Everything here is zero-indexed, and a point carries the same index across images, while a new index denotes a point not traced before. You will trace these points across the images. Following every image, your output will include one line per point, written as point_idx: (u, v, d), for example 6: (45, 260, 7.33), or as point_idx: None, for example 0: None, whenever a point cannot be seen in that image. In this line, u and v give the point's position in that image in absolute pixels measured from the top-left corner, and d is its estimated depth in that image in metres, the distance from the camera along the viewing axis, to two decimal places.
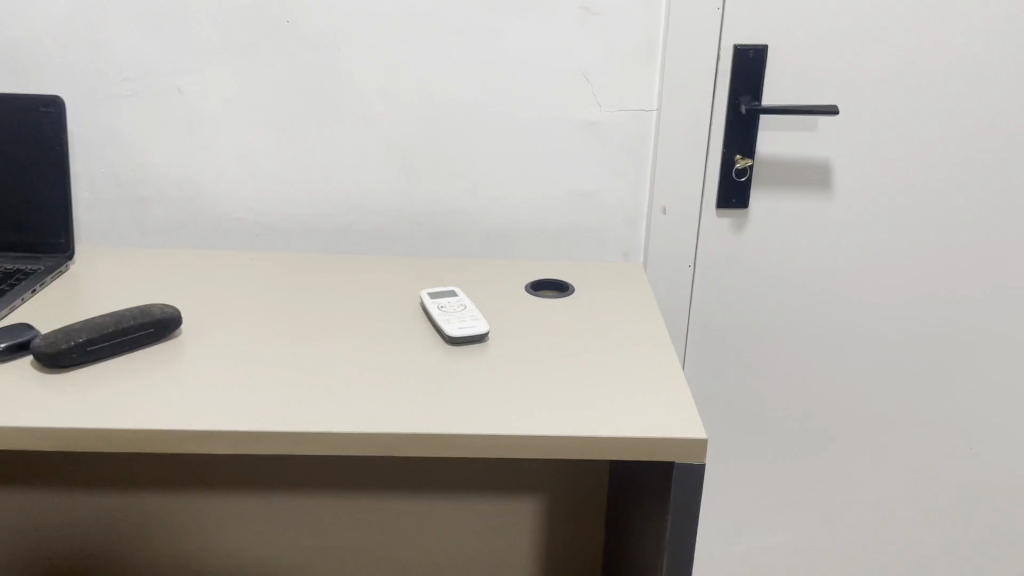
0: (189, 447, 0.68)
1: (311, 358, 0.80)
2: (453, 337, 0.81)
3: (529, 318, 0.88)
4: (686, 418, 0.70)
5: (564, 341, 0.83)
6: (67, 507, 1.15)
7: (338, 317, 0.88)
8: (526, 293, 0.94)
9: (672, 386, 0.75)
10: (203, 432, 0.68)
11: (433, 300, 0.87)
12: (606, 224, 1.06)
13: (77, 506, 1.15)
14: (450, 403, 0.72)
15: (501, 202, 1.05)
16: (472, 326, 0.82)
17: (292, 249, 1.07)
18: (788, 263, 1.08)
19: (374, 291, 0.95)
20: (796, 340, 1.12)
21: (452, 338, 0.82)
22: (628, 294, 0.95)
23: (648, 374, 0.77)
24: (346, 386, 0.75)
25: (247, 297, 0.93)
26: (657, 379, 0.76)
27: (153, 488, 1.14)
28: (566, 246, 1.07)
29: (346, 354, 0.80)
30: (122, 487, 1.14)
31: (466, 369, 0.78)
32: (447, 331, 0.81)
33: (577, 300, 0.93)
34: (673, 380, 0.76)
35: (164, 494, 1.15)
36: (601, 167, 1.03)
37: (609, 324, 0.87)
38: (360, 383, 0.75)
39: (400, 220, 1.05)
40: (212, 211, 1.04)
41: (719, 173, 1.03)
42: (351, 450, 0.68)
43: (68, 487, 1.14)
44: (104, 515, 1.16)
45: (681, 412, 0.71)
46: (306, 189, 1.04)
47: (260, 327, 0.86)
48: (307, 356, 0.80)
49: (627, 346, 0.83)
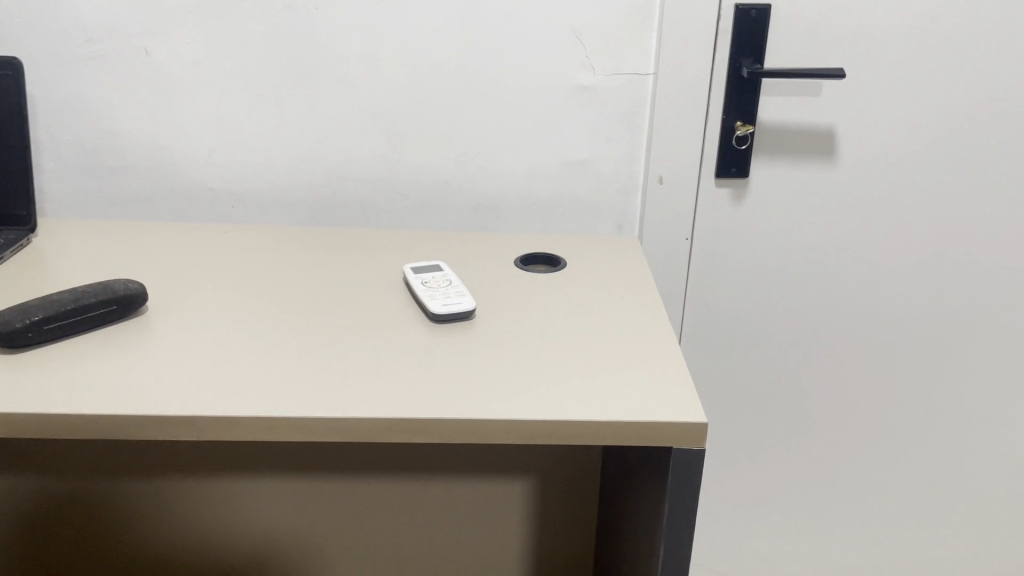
0: (154, 432, 0.63)
1: (286, 336, 0.75)
2: (437, 315, 0.76)
3: (518, 294, 0.83)
4: (688, 400, 0.65)
5: (555, 318, 0.79)
6: (43, 492, 1.11)
7: (317, 293, 0.84)
8: (516, 267, 0.89)
9: (671, 366, 0.71)
10: (166, 418, 0.63)
11: (415, 276, 0.82)
12: (600, 195, 1.01)
13: (51, 487, 1.11)
14: (435, 386, 0.67)
15: (490, 172, 1.00)
16: (456, 304, 0.77)
17: (270, 221, 1.02)
18: (790, 236, 1.03)
19: (355, 265, 0.90)
20: (796, 317, 1.08)
21: (436, 316, 0.76)
22: (624, 269, 0.90)
23: (644, 353, 0.73)
24: (322, 367, 0.70)
25: (220, 273, 0.87)
26: (655, 359, 0.72)
27: (131, 470, 1.10)
28: (558, 219, 1.02)
29: (322, 333, 0.76)
30: (98, 469, 1.10)
31: (450, 349, 0.73)
32: (430, 309, 0.76)
33: (569, 275, 0.88)
34: (671, 360, 0.72)
35: (141, 476, 1.10)
36: (595, 135, 0.98)
37: (602, 301, 0.82)
38: (337, 364, 0.71)
39: (383, 190, 1.00)
40: (186, 182, 0.99)
41: (719, 140, 0.97)
42: (326, 437, 0.64)
43: (43, 472, 1.10)
44: (81, 501, 1.12)
45: (682, 394, 0.66)
46: (285, 159, 0.99)
47: (233, 304, 0.81)
48: (282, 335, 0.75)
49: (621, 324, 0.78)
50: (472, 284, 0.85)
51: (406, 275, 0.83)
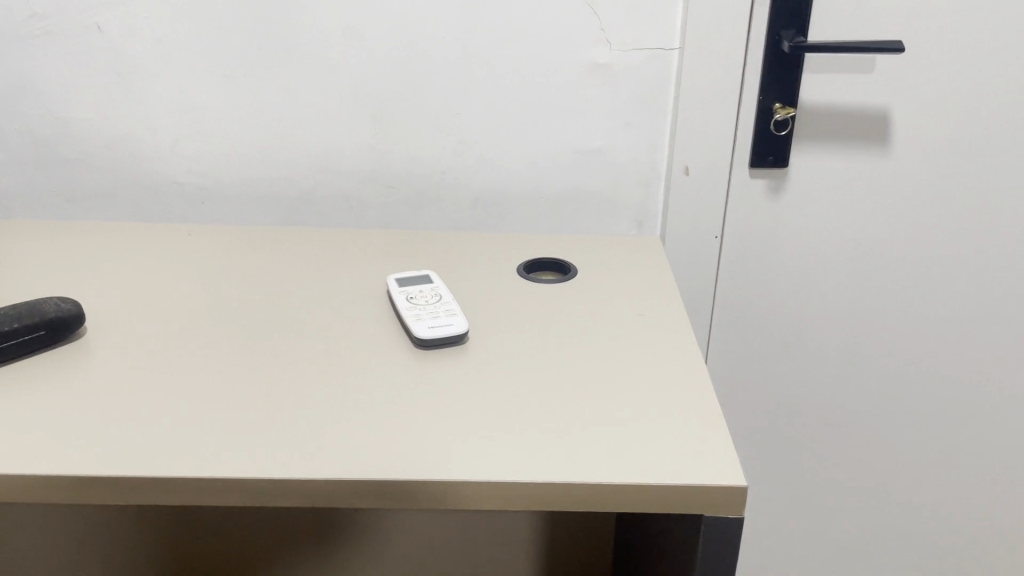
0: (71, 496, 0.52)
1: (244, 359, 0.64)
2: (422, 340, 0.64)
3: (521, 305, 0.71)
4: (726, 451, 0.52)
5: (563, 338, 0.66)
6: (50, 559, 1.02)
7: (287, 304, 0.72)
8: (518, 275, 0.76)
9: (702, 399, 0.58)
10: (84, 479, 0.51)
11: (400, 291, 0.69)
12: (617, 188, 0.89)
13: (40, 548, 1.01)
14: (414, 430, 0.55)
15: (493, 161, 0.88)
16: (444, 326, 0.64)
17: (247, 219, 0.90)
18: (833, 231, 0.91)
19: (336, 270, 0.78)
20: (839, 322, 0.96)
21: (420, 341, 0.64)
22: (648, 273, 0.76)
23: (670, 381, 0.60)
24: (282, 401, 0.59)
25: (178, 283, 0.76)
26: (684, 390, 0.59)
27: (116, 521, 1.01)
28: (569, 214, 0.90)
29: (287, 355, 0.64)
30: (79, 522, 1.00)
31: (436, 377, 0.61)
32: (414, 332, 0.64)
33: (582, 280, 0.75)
34: (703, 389, 0.59)
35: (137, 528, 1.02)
36: (611, 119, 0.86)
37: (619, 311, 0.70)
38: (301, 397, 0.59)
39: (372, 183, 0.89)
40: (150, 175, 0.88)
41: (754, 124, 0.85)
42: (278, 502, 0.52)
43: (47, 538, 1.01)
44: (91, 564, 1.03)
45: (718, 441, 0.53)
46: (259, 149, 0.87)
47: (188, 319, 0.70)
48: (240, 358, 0.64)
49: (642, 341, 0.65)
50: (466, 292, 0.73)
51: (390, 286, 0.70)
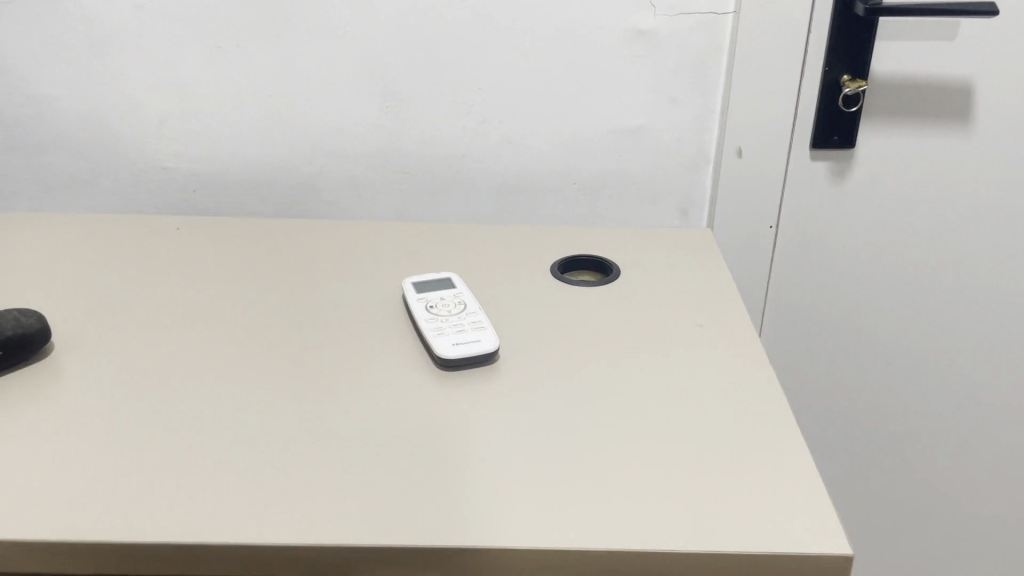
0: (20, 564, 0.42)
1: (235, 379, 0.54)
2: (445, 360, 0.54)
3: (555, 316, 0.61)
4: (824, 507, 0.43)
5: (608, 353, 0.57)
6: None
7: (287, 310, 0.63)
8: (553, 277, 0.66)
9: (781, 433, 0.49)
10: (35, 544, 0.42)
11: (418, 299, 0.59)
12: (658, 173, 0.79)
13: None
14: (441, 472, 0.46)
15: (519, 143, 0.78)
16: (470, 343, 0.55)
17: (243, 209, 0.81)
18: (903, 221, 0.80)
19: (343, 268, 0.68)
20: (905, 321, 0.86)
21: (444, 361, 0.54)
22: (701, 272, 0.67)
23: (742, 411, 0.51)
24: (282, 431, 0.49)
25: (162, 286, 0.66)
26: (757, 422, 0.50)
27: None
28: (604, 203, 0.80)
29: (286, 374, 0.55)
30: None
31: (462, 402, 0.52)
32: (435, 351, 0.54)
33: (625, 285, 0.65)
34: (782, 422, 0.50)
35: None
36: (654, 94, 0.75)
37: (669, 322, 0.60)
38: (304, 426, 0.50)
39: (383, 169, 0.79)
40: (134, 159, 0.78)
41: (818, 99, 0.74)
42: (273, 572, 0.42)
43: None
44: None
45: (812, 492, 0.44)
46: (256, 130, 0.77)
47: (172, 330, 0.60)
48: (231, 378, 0.55)
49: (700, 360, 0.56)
50: (493, 301, 0.64)
51: (405, 291, 0.61)
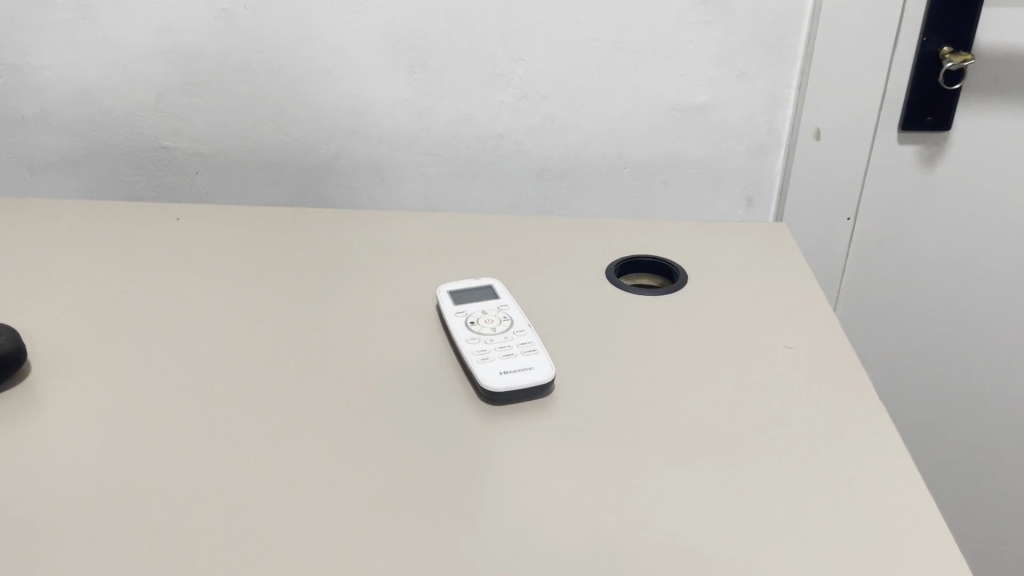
0: None
1: (245, 406, 0.46)
2: (493, 394, 0.45)
3: (617, 332, 0.53)
4: None
5: (681, 379, 0.49)
6: None
7: (304, 317, 0.54)
8: (609, 281, 0.58)
9: (905, 506, 0.41)
10: None
11: (455, 313, 0.50)
12: (722, 156, 0.70)
13: None
14: (500, 549, 0.38)
15: (565, 123, 0.68)
16: (520, 371, 0.46)
17: (254, 193, 0.72)
18: (998, 213, 0.71)
19: (367, 265, 0.60)
20: (992, 324, 0.77)
21: (489, 395, 0.45)
22: (782, 285, 0.58)
23: (854, 471, 0.43)
24: (303, 479, 0.41)
25: (163, 284, 0.58)
26: (872, 487, 0.41)
27: None
28: (658, 189, 0.71)
29: (304, 397, 0.47)
30: None
31: (516, 446, 0.43)
32: (482, 383, 0.45)
33: (695, 295, 0.57)
34: (902, 487, 0.42)
35: None
36: (722, 68, 0.66)
37: (751, 347, 0.52)
38: (329, 473, 0.42)
39: (411, 150, 0.70)
40: (129, 138, 0.69)
41: (913, 75, 0.64)
42: None
43: None
44: None
45: None
46: (267, 104, 0.68)
47: (173, 338, 0.52)
48: (239, 403, 0.46)
49: (794, 398, 0.48)
50: (544, 310, 0.55)
51: (440, 301, 0.52)
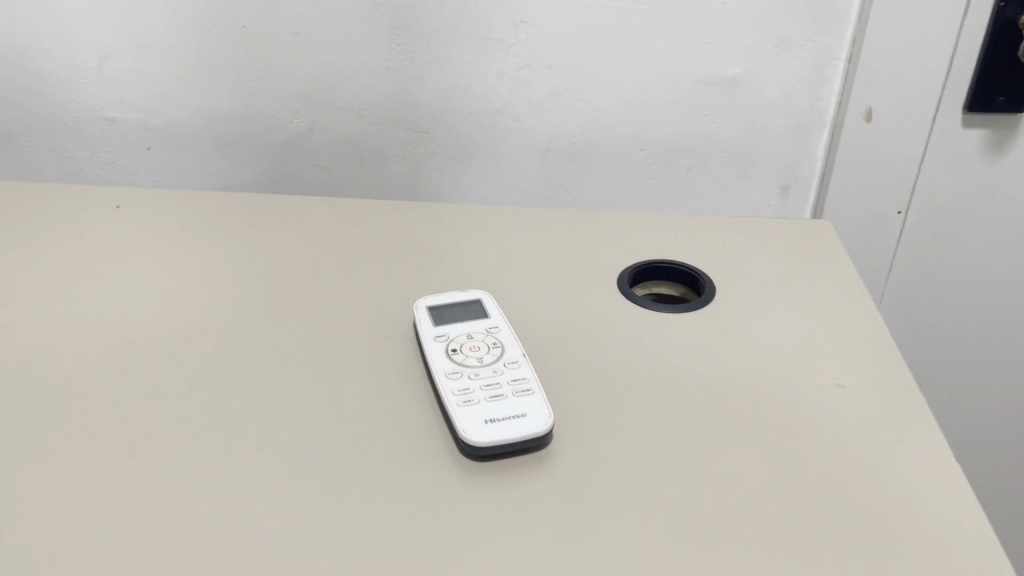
0: None
1: (169, 448, 0.36)
2: (474, 450, 0.36)
3: (632, 357, 0.43)
4: None
5: (711, 418, 0.39)
6: None
7: (253, 328, 0.44)
8: (620, 291, 0.48)
9: None
10: None
11: (434, 339, 0.41)
12: (756, 138, 0.60)
13: None
14: None
15: (573, 98, 0.59)
16: (509, 418, 0.36)
17: (215, 171, 0.62)
18: None
19: (336, 262, 0.50)
20: None
21: (469, 449, 0.36)
22: (828, 298, 0.49)
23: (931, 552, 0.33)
24: (241, 549, 0.32)
25: (88, 284, 0.47)
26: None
27: None
28: (680, 175, 0.62)
29: (245, 436, 0.37)
30: None
31: (508, 506, 0.34)
32: (460, 433, 0.36)
33: (725, 310, 0.47)
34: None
35: None
36: (760, 35, 0.56)
37: (795, 379, 0.42)
38: (266, 545, 0.32)
39: (394, 125, 0.60)
40: (68, 107, 0.59)
41: (985, 47, 0.54)
42: None
43: None
44: None
45: None
46: (226, 71, 0.57)
47: (91, 357, 0.42)
48: (162, 447, 0.37)
49: (850, 444, 0.38)
50: (543, 327, 0.45)
51: (417, 319, 0.43)
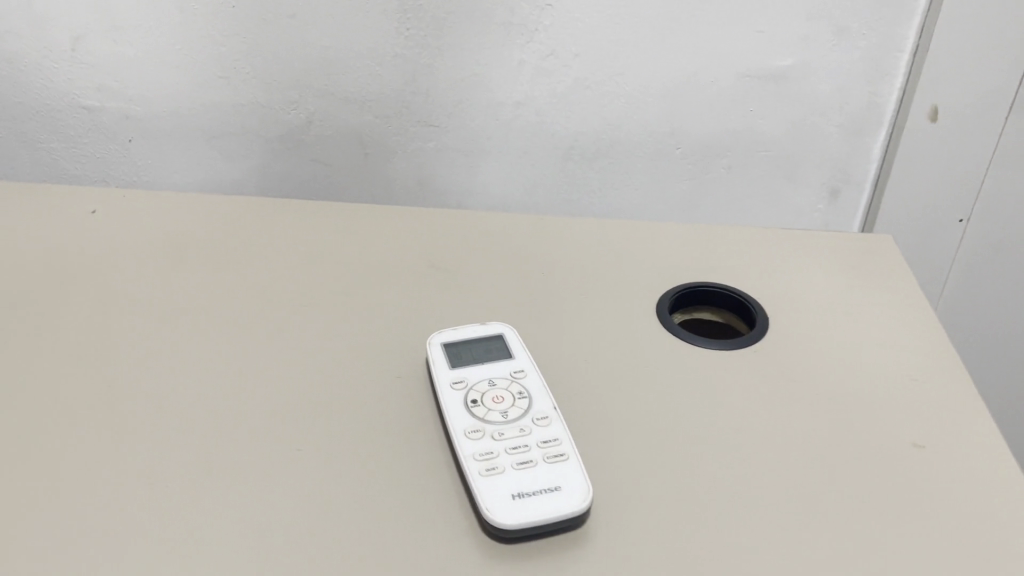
0: None
1: (144, 522, 0.31)
2: (501, 532, 0.30)
3: (679, 403, 0.37)
4: None
5: (775, 479, 0.34)
6: None
7: (240, 364, 0.38)
8: (660, 321, 0.42)
9: None
10: None
11: (451, 387, 0.36)
12: (806, 137, 0.54)
13: None
14: None
15: (602, 89, 0.53)
16: (541, 493, 0.31)
17: (204, 165, 0.55)
18: None
19: (338, 279, 0.44)
20: None
21: (494, 530, 0.31)
22: (895, 328, 0.43)
23: None
24: None
25: (53, 311, 0.40)
26: None
27: None
28: (719, 175, 0.56)
29: (233, 505, 0.31)
30: None
31: None
32: (485, 513, 0.31)
33: (782, 345, 0.41)
34: None
35: None
36: (816, 23, 0.50)
37: (868, 432, 0.36)
38: None
39: (403, 117, 0.54)
40: (40, 94, 0.51)
41: None
42: None
43: None
44: None
45: None
46: (215, 56, 0.50)
47: (54, 406, 0.35)
48: (136, 520, 0.31)
49: (940, 514, 0.33)
50: (573, 363, 0.39)
51: (431, 358, 0.37)
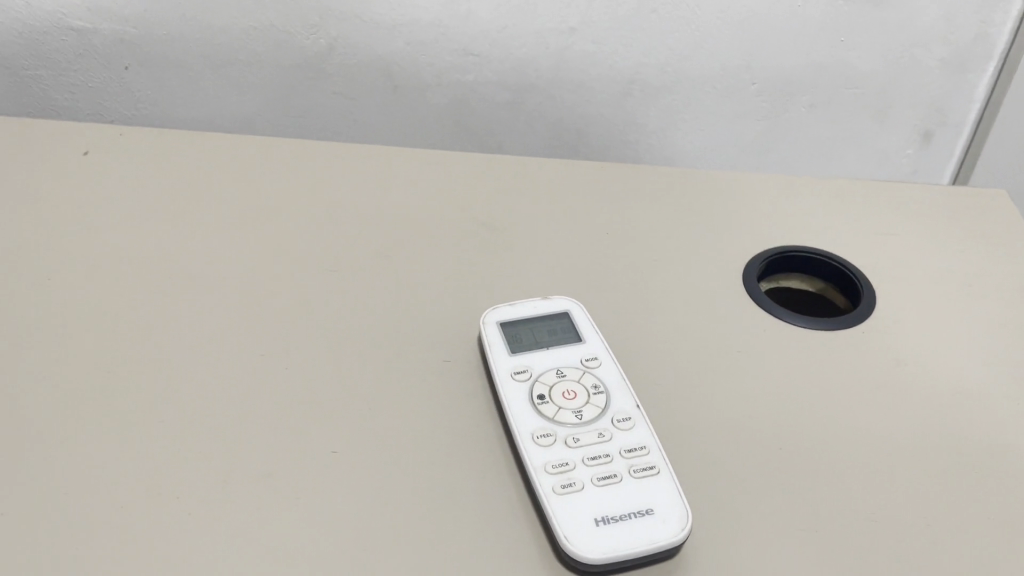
0: None
1: (152, 540, 0.25)
2: (586, 565, 0.25)
3: (773, 397, 0.32)
4: None
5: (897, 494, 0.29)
6: None
7: (258, 338, 0.32)
8: (750, 290, 0.37)
9: None
10: None
11: (513, 377, 0.30)
12: (900, 70, 0.51)
13: None
14: None
15: (674, 13, 0.46)
16: (629, 515, 0.26)
17: (212, 97, 0.48)
18: None
19: (366, 237, 0.38)
20: None
21: (576, 563, 0.25)
22: (1006, 310, 0.37)
23: None
24: None
25: (38, 273, 0.34)
26: None
27: None
28: (799, 115, 0.53)
29: (260, 518, 0.26)
30: None
31: None
32: (567, 542, 0.25)
33: (883, 331, 0.36)
34: None
35: None
36: None
37: (994, 437, 0.31)
38: None
39: (438, 43, 0.47)
40: (20, 13, 0.44)
41: None
42: None
43: None
44: None
45: None
46: None
47: (37, 392, 0.29)
48: (142, 537, 0.25)
49: None
50: (648, 346, 0.34)
51: (485, 342, 0.32)
